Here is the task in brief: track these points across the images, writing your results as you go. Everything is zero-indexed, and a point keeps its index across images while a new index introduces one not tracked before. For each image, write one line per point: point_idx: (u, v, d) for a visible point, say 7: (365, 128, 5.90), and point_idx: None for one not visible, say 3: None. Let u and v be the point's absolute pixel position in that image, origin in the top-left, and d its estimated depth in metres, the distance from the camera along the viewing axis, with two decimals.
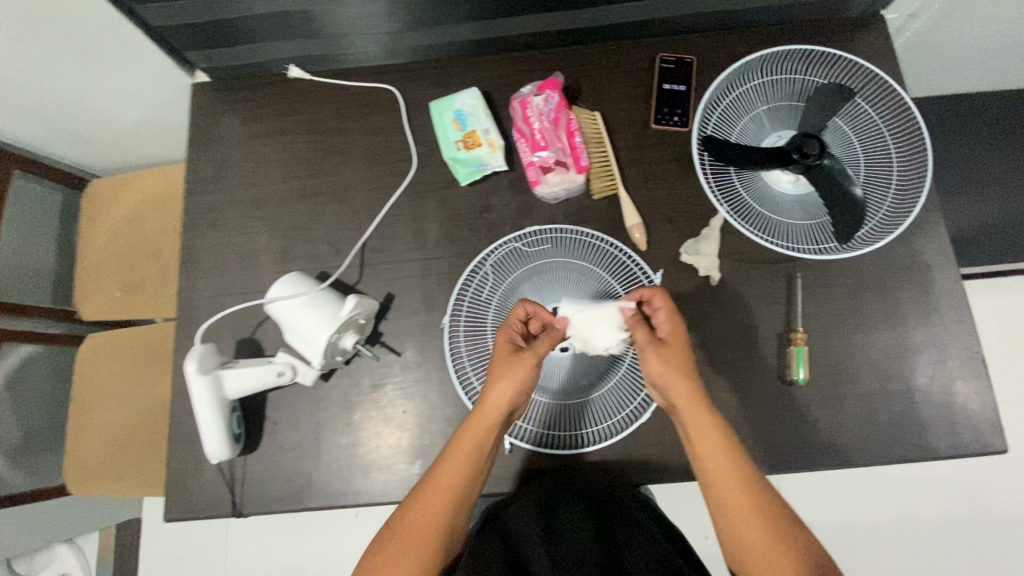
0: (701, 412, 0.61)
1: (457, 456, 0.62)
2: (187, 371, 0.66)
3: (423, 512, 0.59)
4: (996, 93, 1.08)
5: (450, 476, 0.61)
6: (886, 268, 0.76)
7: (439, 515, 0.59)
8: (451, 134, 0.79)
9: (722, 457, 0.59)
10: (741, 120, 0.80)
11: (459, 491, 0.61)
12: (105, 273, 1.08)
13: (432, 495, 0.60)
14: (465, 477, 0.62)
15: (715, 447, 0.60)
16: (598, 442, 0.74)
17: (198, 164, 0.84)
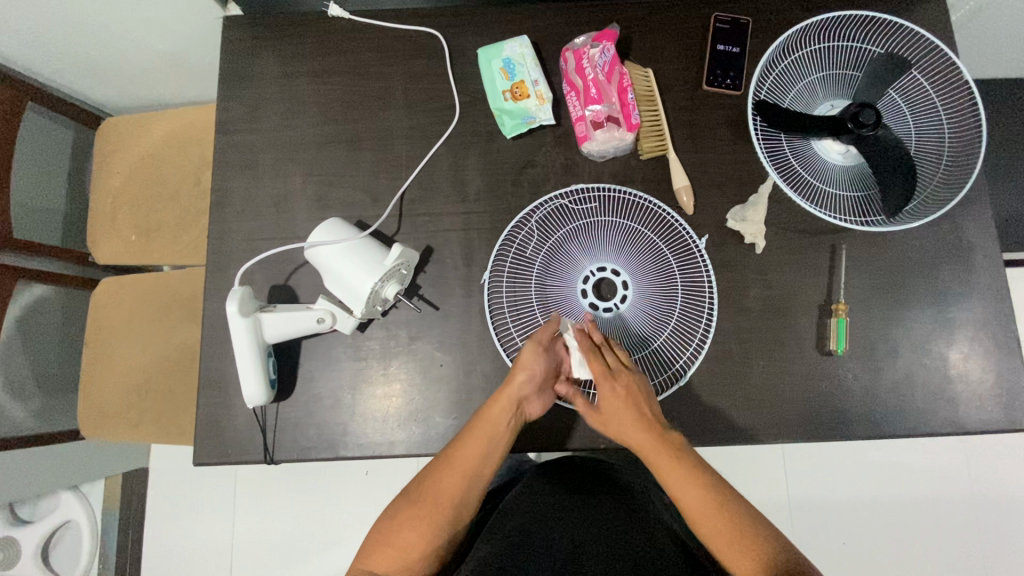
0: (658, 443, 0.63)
1: (474, 434, 0.62)
2: (229, 313, 0.64)
3: (440, 482, 0.61)
4: None
5: (463, 457, 0.62)
6: (929, 244, 0.76)
7: (454, 489, 0.61)
8: (499, 83, 0.77)
9: (685, 481, 0.61)
10: (795, 86, 0.78)
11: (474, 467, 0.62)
12: (121, 216, 1.04)
13: (448, 468, 0.61)
14: (477, 459, 0.62)
15: (680, 475, 0.61)
16: None
17: (230, 102, 0.80)
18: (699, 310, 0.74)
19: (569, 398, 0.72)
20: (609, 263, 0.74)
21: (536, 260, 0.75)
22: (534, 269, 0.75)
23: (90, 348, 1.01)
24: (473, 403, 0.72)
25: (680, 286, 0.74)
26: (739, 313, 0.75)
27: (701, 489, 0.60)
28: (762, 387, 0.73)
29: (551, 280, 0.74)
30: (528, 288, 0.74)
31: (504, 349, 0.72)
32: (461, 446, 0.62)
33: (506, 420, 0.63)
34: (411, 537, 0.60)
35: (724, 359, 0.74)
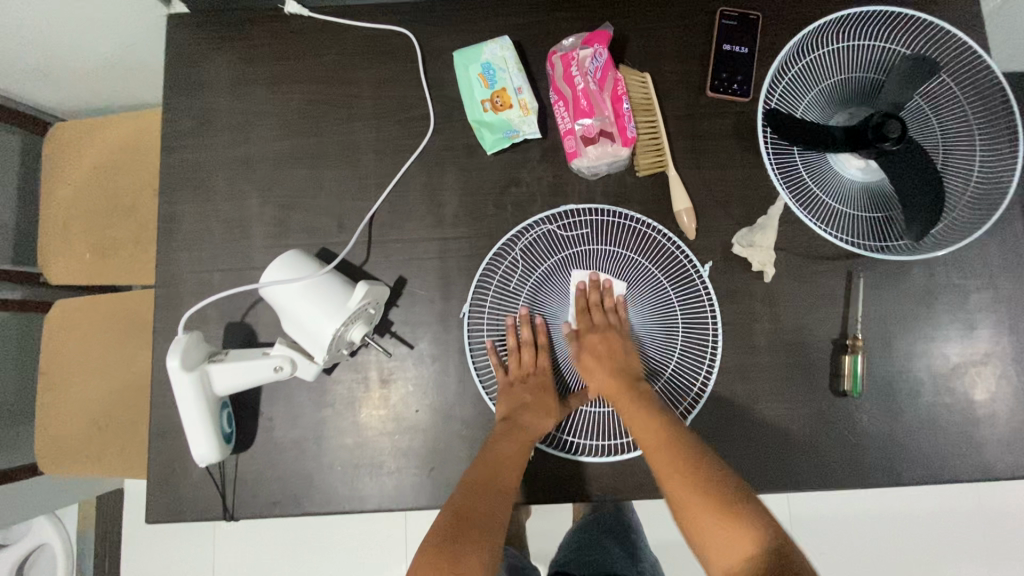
0: (631, 399, 0.62)
1: (493, 466, 0.60)
2: (170, 367, 0.57)
3: (468, 522, 0.57)
4: None
5: (486, 492, 0.59)
6: (956, 270, 0.69)
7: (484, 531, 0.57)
8: (477, 91, 0.68)
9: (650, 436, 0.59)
10: (810, 92, 0.69)
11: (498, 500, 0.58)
12: (73, 232, 0.96)
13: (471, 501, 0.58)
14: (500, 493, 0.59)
15: (658, 438, 0.59)
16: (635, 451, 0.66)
17: (176, 113, 0.72)
18: (701, 349, 0.67)
19: (557, 446, 0.66)
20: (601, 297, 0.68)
21: (520, 293, 0.68)
22: (519, 303, 0.68)
23: (44, 377, 0.93)
24: (452, 452, 0.66)
25: (680, 322, 0.67)
26: (745, 349, 0.68)
27: (674, 449, 0.58)
28: (769, 431, 0.66)
29: (538, 315, 0.68)
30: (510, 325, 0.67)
31: (486, 395, 0.66)
32: (478, 477, 0.60)
33: (523, 455, 0.61)
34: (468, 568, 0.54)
35: (728, 400, 0.67)
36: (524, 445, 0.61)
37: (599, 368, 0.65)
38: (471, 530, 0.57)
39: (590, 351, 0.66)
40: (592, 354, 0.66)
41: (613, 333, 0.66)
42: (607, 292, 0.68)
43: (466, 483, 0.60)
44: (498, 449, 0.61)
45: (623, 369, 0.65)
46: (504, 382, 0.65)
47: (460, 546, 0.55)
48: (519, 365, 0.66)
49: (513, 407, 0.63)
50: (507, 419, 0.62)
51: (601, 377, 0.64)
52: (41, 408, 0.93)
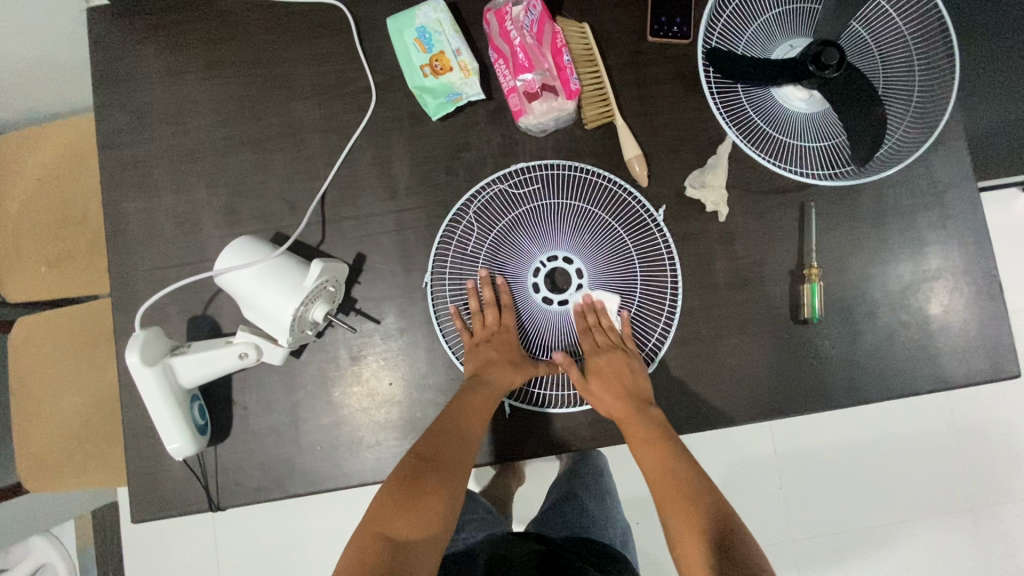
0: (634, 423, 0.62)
1: (461, 410, 0.62)
2: (130, 363, 0.57)
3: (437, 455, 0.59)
4: None
5: (455, 427, 0.61)
6: (904, 191, 0.70)
7: (451, 464, 0.59)
8: (415, 57, 0.66)
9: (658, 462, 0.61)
10: (749, 28, 0.70)
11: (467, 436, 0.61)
12: (25, 248, 0.93)
13: (442, 435, 0.60)
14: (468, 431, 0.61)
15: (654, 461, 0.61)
16: None
17: (109, 110, 0.69)
18: (661, 291, 0.68)
19: (530, 403, 0.67)
20: (558, 251, 0.67)
21: (480, 255, 0.68)
22: (479, 265, 0.68)
23: (16, 395, 0.92)
24: (429, 418, 0.67)
25: (638, 267, 0.68)
26: (706, 290, 0.69)
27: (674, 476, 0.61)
28: (736, 367, 0.68)
29: (499, 274, 0.68)
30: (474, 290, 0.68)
31: (455, 358, 0.67)
32: (449, 416, 0.62)
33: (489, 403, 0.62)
34: (430, 504, 0.57)
35: (694, 340, 0.68)
36: (491, 397, 0.62)
37: (604, 392, 0.63)
38: (431, 469, 0.59)
39: (596, 374, 0.64)
40: (598, 375, 0.63)
41: (617, 352, 0.64)
42: (602, 313, 0.66)
43: (439, 421, 0.62)
44: (466, 397, 0.62)
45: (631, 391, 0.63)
46: (468, 344, 0.66)
47: (428, 474, 0.58)
48: (478, 325, 0.66)
49: (474, 366, 0.64)
50: (474, 375, 0.63)
51: (607, 400, 0.63)
52: (18, 427, 0.92)
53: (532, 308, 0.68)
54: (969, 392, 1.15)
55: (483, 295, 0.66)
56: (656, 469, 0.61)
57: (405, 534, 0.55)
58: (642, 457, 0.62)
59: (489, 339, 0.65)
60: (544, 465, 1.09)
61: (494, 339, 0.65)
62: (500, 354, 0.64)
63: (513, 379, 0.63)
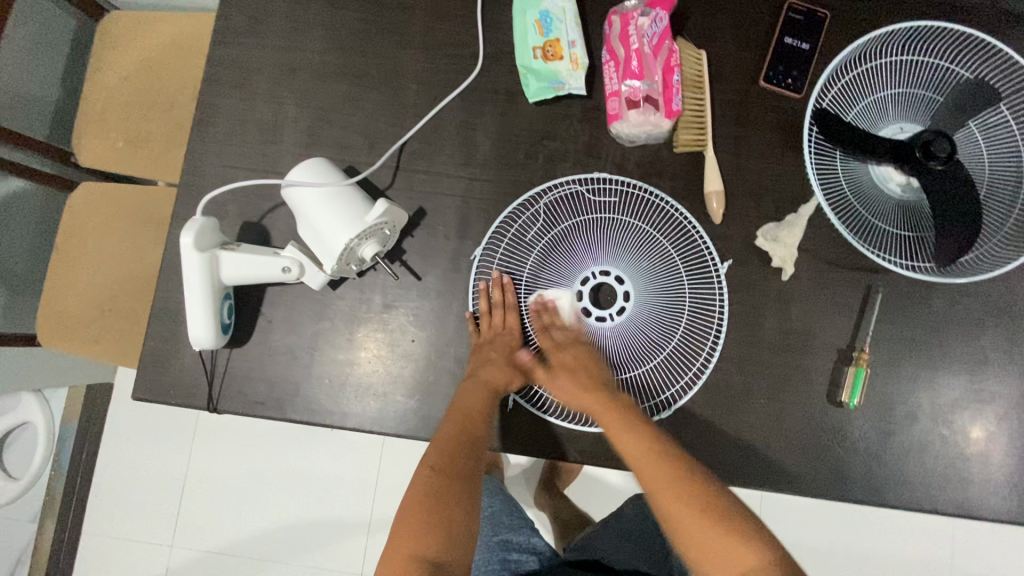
0: (619, 417, 0.59)
1: (463, 412, 0.61)
2: (183, 244, 0.58)
3: (449, 461, 0.58)
4: None
5: (461, 431, 0.60)
6: (979, 304, 0.67)
7: (463, 470, 0.58)
8: (531, 37, 0.67)
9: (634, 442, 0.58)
10: (863, 99, 0.68)
11: (474, 440, 0.60)
12: (109, 118, 0.97)
13: (447, 439, 0.60)
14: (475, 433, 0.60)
15: (632, 446, 0.58)
16: None
17: (231, 10, 0.72)
18: (703, 334, 0.66)
19: (542, 407, 0.66)
20: (612, 266, 0.66)
21: (535, 246, 0.67)
22: (531, 255, 0.67)
23: (59, 251, 0.95)
24: (440, 386, 0.66)
25: (687, 304, 0.66)
26: (749, 343, 0.67)
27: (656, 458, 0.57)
28: (758, 428, 0.66)
29: (545, 272, 0.67)
30: (519, 279, 0.67)
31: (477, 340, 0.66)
32: (453, 420, 0.61)
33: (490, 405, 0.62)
34: (457, 514, 0.56)
35: (723, 389, 0.66)
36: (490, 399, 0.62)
37: (572, 386, 0.62)
38: (449, 480, 0.58)
39: (560, 368, 0.63)
40: (564, 372, 0.63)
41: (578, 346, 0.64)
42: (555, 312, 0.66)
43: (443, 426, 0.61)
44: (466, 399, 0.62)
45: (592, 380, 0.62)
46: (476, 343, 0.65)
47: (443, 483, 0.57)
48: (495, 334, 0.65)
49: (485, 373, 0.63)
50: (473, 377, 0.63)
51: (574, 392, 0.62)
52: (51, 282, 0.95)
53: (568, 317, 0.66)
54: (978, 532, 1.09)
55: (506, 308, 0.65)
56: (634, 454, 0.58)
57: (436, 549, 0.54)
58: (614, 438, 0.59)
59: (492, 339, 0.65)
60: (526, 475, 1.11)
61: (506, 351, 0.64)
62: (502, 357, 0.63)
63: (513, 380, 0.63)
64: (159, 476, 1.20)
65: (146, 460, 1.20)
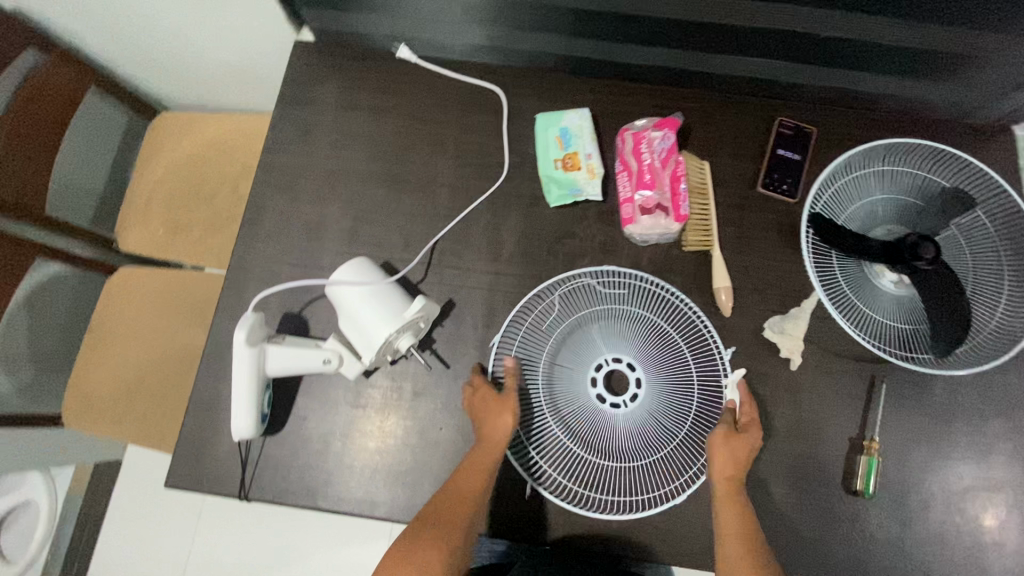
0: (735, 496, 0.63)
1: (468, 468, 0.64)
2: (235, 340, 0.62)
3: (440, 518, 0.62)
4: None
5: (461, 488, 0.63)
6: (979, 393, 0.71)
7: (452, 528, 0.61)
8: (552, 150, 0.76)
9: (739, 525, 0.62)
10: (853, 204, 0.75)
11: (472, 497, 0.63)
12: (152, 208, 1.04)
13: (445, 499, 0.63)
14: (472, 492, 0.63)
15: (737, 530, 0.62)
16: (635, 511, 0.67)
17: (283, 123, 0.80)
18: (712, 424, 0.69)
19: (556, 492, 0.68)
20: (624, 354, 0.70)
21: (552, 335, 0.72)
22: (549, 343, 0.71)
23: (92, 334, 0.99)
24: None
25: (696, 394, 0.70)
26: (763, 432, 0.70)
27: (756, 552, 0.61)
28: (777, 517, 0.68)
29: (560, 359, 0.71)
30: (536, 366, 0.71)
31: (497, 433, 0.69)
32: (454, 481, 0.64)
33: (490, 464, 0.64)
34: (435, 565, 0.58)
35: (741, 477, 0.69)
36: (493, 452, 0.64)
37: (727, 461, 0.64)
38: (432, 536, 0.60)
39: (730, 441, 0.64)
40: (729, 445, 0.64)
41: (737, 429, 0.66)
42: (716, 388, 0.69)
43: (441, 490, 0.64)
44: (468, 461, 0.65)
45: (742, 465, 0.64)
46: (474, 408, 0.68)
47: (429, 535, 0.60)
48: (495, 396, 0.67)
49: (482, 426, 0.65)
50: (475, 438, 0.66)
51: (721, 467, 0.64)
52: (81, 364, 0.98)
53: (586, 402, 0.69)
54: None
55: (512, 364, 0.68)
56: (737, 537, 0.61)
57: None
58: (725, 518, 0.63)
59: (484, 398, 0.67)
60: None
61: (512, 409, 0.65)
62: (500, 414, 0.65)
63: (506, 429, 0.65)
64: (160, 559, 1.16)
65: (148, 541, 1.17)
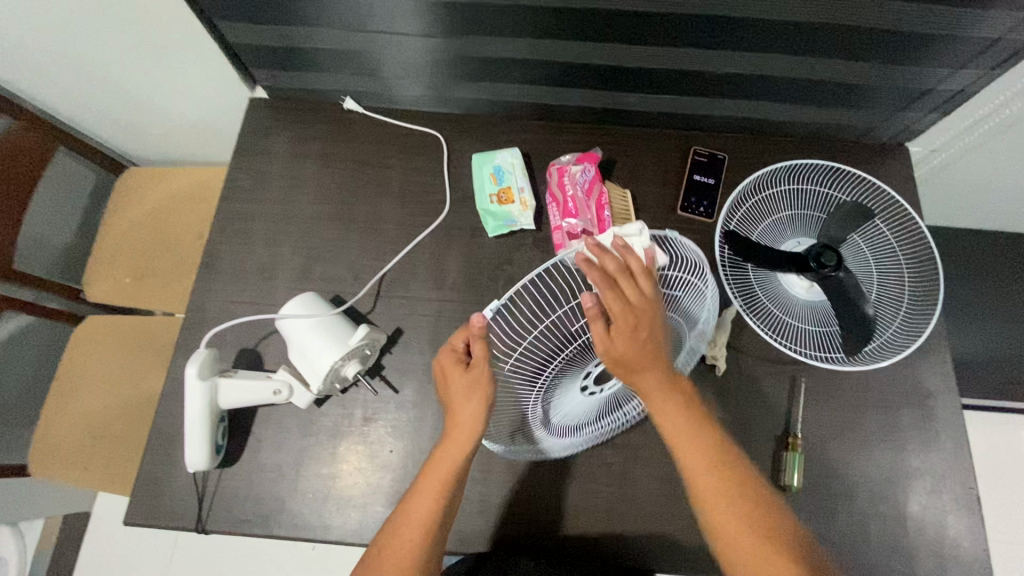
0: (673, 394, 0.60)
1: (430, 483, 0.61)
2: (188, 374, 0.66)
3: (403, 543, 0.59)
4: (988, 236, 1.16)
5: (420, 511, 0.60)
6: (892, 386, 0.77)
7: (415, 550, 0.59)
8: (487, 186, 0.83)
9: (684, 429, 0.60)
10: (763, 221, 0.83)
11: (437, 516, 0.60)
12: (119, 258, 1.09)
13: (407, 526, 0.60)
14: (433, 509, 0.60)
15: (680, 429, 0.60)
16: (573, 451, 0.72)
17: (238, 173, 0.87)
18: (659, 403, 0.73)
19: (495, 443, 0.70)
20: None
21: (574, 325, 0.59)
22: (571, 337, 0.59)
23: (59, 383, 1.01)
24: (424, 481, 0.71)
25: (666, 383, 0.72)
26: None
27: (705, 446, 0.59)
28: None
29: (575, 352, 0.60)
30: (547, 365, 0.60)
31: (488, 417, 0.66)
32: (415, 500, 0.61)
33: (458, 469, 0.62)
34: None
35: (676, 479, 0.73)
36: (463, 454, 0.61)
37: (622, 345, 0.57)
38: (398, 563, 0.58)
39: (621, 331, 0.56)
40: (621, 332, 0.56)
41: (641, 312, 0.57)
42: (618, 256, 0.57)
43: (400, 513, 0.61)
44: (433, 469, 0.62)
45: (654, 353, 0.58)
46: (468, 410, 0.60)
47: (395, 556, 0.59)
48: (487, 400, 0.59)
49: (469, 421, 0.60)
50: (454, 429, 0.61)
51: (620, 349, 0.57)
52: (47, 413, 1.00)
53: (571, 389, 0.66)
54: None
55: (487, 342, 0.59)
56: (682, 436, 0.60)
57: None
58: (667, 424, 0.60)
59: (468, 389, 0.60)
60: None
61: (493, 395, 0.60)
62: (480, 411, 0.60)
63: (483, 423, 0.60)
64: None
65: None
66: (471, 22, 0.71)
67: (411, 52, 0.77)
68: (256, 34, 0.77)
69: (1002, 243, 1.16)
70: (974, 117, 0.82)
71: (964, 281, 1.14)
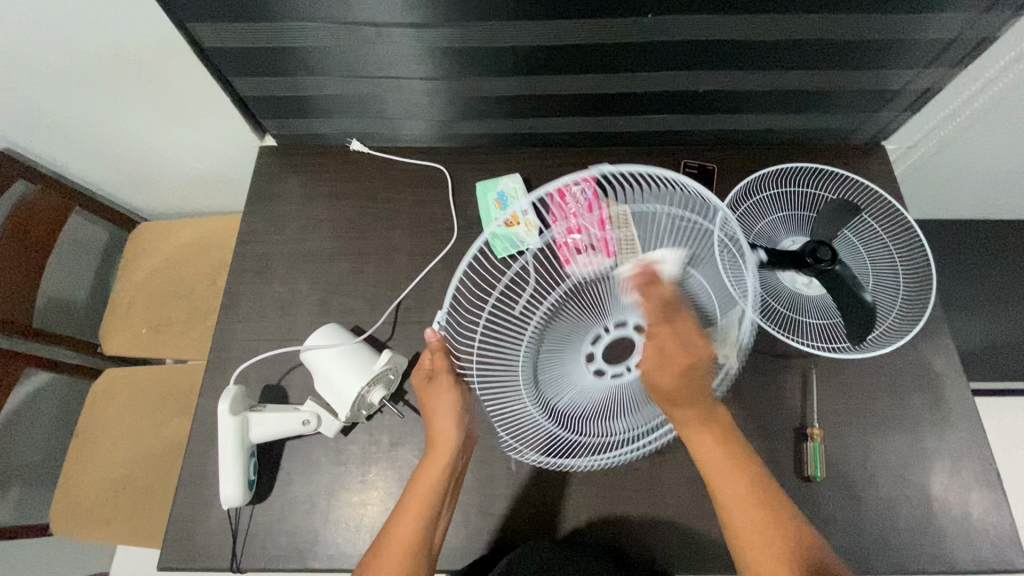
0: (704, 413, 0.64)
1: (416, 497, 0.64)
2: (220, 410, 0.68)
3: (389, 562, 0.61)
4: (970, 225, 1.21)
5: (405, 526, 0.63)
6: (900, 372, 0.79)
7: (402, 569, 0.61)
8: (493, 212, 0.87)
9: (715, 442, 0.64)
10: (758, 223, 0.86)
11: (421, 529, 0.63)
12: (136, 310, 1.11)
13: (394, 545, 0.62)
14: (419, 523, 0.63)
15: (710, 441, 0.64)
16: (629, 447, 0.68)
17: (253, 217, 0.90)
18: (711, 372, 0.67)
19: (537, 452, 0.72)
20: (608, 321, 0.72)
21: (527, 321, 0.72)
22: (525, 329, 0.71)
23: (80, 439, 1.02)
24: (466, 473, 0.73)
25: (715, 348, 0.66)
26: None
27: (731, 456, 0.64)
28: None
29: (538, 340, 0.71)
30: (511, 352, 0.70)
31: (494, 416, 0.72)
32: (400, 518, 0.64)
33: (445, 469, 0.66)
34: None
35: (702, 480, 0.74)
36: (447, 455, 0.67)
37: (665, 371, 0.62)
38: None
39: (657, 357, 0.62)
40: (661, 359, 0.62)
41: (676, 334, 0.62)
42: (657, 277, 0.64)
43: (388, 531, 0.63)
44: (421, 475, 0.66)
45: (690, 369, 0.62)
46: (432, 407, 0.70)
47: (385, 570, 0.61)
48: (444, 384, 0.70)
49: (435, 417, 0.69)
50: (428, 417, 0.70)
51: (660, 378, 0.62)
52: (70, 469, 1.00)
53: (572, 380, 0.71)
54: None
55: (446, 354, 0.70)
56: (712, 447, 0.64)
57: None
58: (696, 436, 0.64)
59: (429, 390, 0.71)
60: None
61: (461, 398, 0.70)
62: (445, 401, 0.69)
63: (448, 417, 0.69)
64: None
65: None
66: (469, 63, 0.76)
67: (413, 92, 0.82)
68: (267, 86, 0.82)
69: (985, 231, 1.21)
70: (941, 113, 0.87)
71: (954, 269, 1.18)
